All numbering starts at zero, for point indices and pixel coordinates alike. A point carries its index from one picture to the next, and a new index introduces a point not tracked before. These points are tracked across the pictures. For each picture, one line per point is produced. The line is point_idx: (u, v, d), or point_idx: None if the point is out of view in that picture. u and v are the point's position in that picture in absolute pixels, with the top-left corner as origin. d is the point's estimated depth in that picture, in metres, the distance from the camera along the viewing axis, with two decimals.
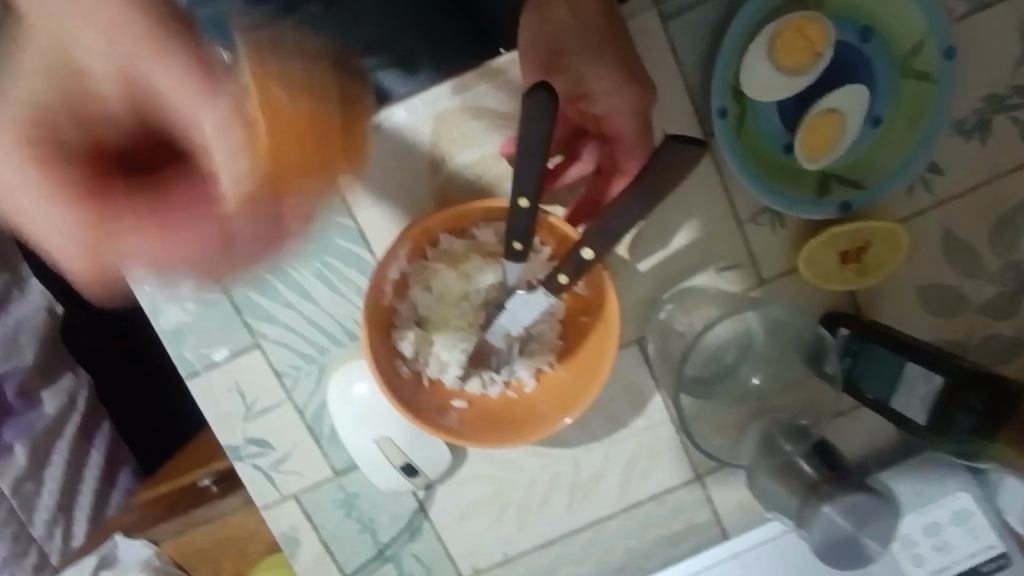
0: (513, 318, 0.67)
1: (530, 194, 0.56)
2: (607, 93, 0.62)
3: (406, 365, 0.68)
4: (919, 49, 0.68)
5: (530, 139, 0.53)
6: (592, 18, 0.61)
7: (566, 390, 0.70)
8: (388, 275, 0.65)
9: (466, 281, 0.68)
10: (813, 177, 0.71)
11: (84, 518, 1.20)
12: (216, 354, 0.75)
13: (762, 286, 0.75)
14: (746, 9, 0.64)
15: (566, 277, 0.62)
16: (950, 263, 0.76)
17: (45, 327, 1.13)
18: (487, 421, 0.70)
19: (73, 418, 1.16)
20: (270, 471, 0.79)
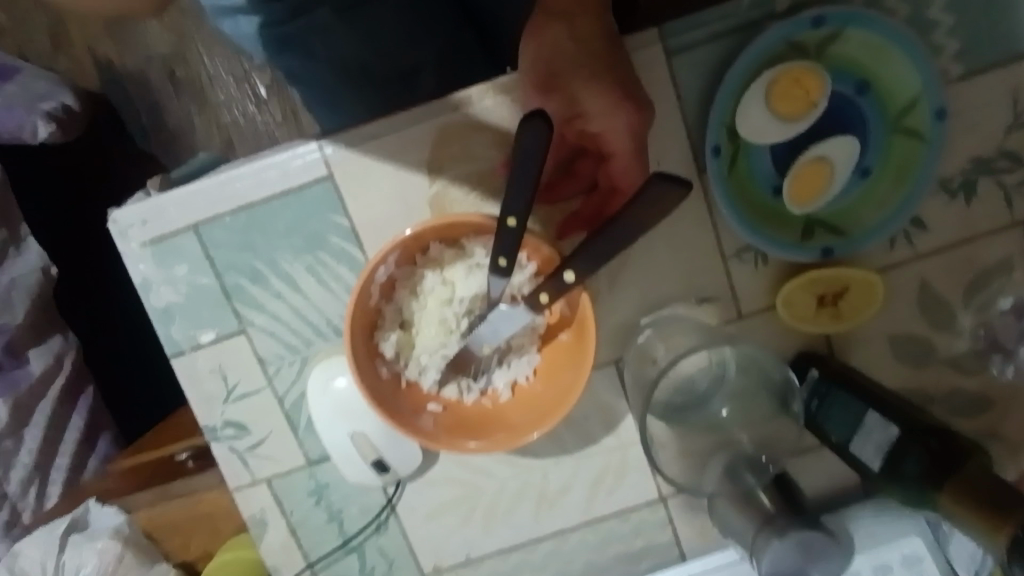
0: (493, 331, 0.68)
1: (518, 215, 0.58)
2: (604, 115, 0.63)
3: (386, 365, 0.70)
4: (912, 108, 0.70)
5: (524, 163, 0.55)
6: (594, 44, 0.63)
7: (539, 405, 0.72)
8: (375, 278, 0.67)
9: (452, 289, 0.70)
10: (799, 222, 0.73)
11: (60, 478, 1.19)
12: (203, 336, 0.77)
13: (740, 320, 0.77)
14: (746, 55, 0.67)
15: (547, 295, 0.63)
16: (923, 316, 0.78)
17: (40, 287, 1.15)
18: (459, 426, 0.71)
19: (58, 378, 1.17)
20: (245, 454, 0.81)
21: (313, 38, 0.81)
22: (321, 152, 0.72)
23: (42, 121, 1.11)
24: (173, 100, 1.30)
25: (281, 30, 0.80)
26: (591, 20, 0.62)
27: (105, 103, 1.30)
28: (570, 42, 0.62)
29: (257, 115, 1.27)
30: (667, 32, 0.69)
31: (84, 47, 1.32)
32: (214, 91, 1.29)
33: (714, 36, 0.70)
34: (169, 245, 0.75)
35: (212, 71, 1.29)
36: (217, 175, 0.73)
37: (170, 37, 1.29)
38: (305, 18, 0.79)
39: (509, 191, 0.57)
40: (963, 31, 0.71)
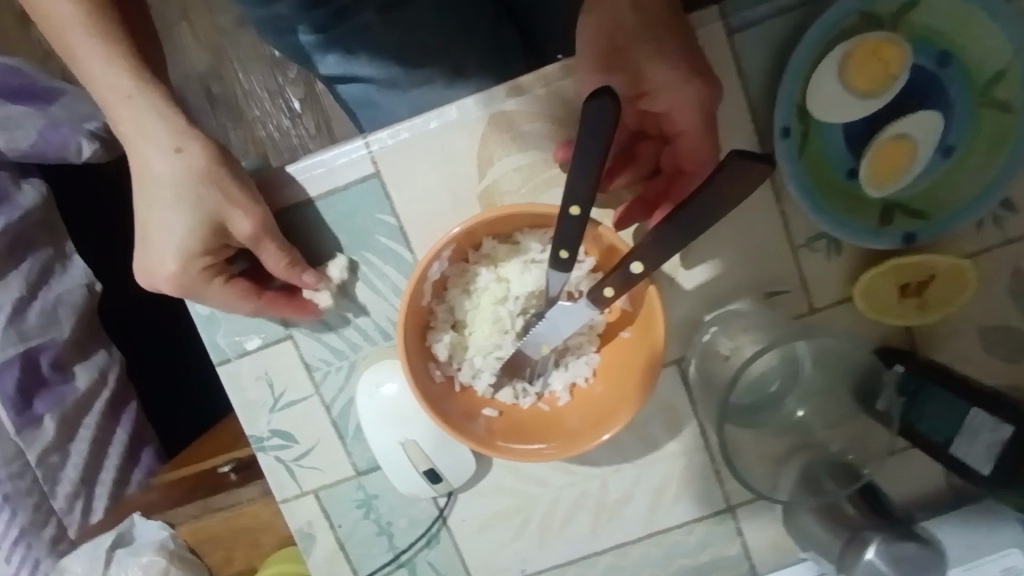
0: (551, 329, 0.65)
1: (581, 202, 0.55)
2: (671, 90, 0.60)
3: (438, 368, 0.67)
4: (1002, 79, 0.65)
5: (588, 147, 0.52)
6: (658, 17, 0.60)
7: (600, 407, 0.67)
8: (427, 276, 0.64)
9: (506, 286, 0.66)
10: (877, 206, 0.68)
11: (105, 493, 1.16)
12: (249, 342, 0.75)
13: (813, 314, 0.72)
14: (819, 25, 0.62)
15: (612, 290, 0.59)
16: (1018, 306, 0.71)
17: (85, 304, 1.15)
18: (518, 431, 0.67)
19: (103, 393, 1.16)
20: (292, 465, 0.78)
21: (345, 41, 0.85)
22: (367, 148, 0.70)
23: (87, 140, 1.12)
24: (209, 118, 1.29)
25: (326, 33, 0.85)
26: None
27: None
28: (632, 16, 0.59)
29: (291, 129, 1.27)
30: (728, 10, 0.66)
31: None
32: (250, 107, 1.28)
33: (781, 10, 0.65)
34: None
35: (247, 86, 1.28)
36: (256, 176, 0.70)
37: (206, 55, 1.28)
38: (347, 23, 0.84)
39: (569, 175, 0.54)
40: None
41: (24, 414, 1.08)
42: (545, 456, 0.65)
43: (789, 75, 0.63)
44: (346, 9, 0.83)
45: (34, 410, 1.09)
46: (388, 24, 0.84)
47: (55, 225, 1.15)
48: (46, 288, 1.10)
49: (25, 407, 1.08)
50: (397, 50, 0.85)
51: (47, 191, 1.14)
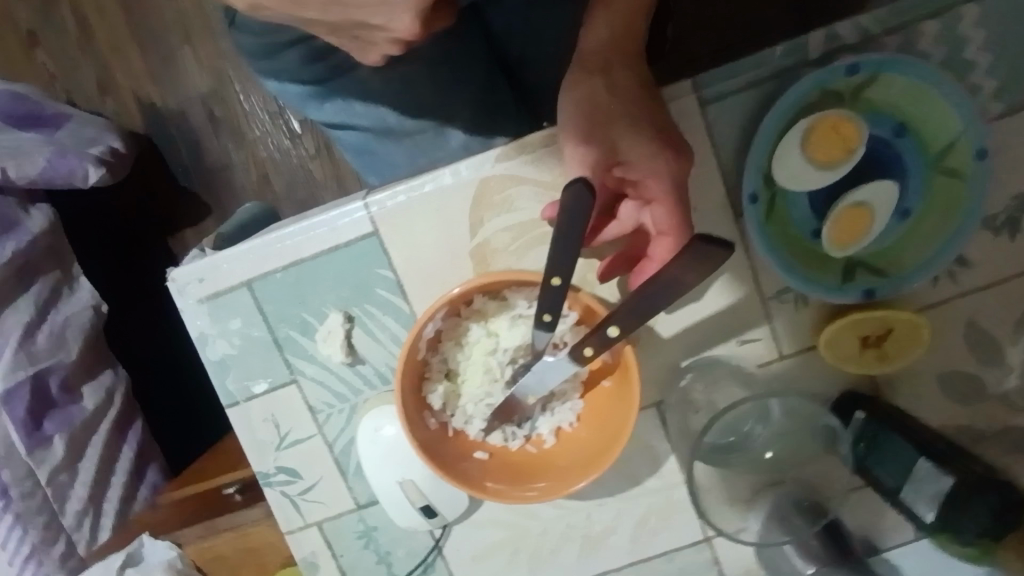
0: (538, 381, 0.69)
1: (562, 273, 0.59)
2: (644, 159, 0.66)
3: (433, 416, 0.72)
4: (952, 149, 0.70)
5: (568, 227, 0.57)
6: (632, 94, 0.67)
7: (585, 451, 0.73)
8: (423, 335, 0.69)
9: (496, 340, 0.72)
10: (840, 263, 0.73)
11: (112, 510, 1.20)
12: (256, 386, 0.80)
13: (782, 360, 0.77)
14: (781, 104, 0.68)
15: (591, 349, 0.64)
16: (970, 352, 0.77)
17: (91, 325, 1.21)
18: (508, 473, 0.73)
19: (110, 412, 1.22)
20: (297, 499, 0.83)
21: (338, 91, 0.94)
22: (367, 209, 0.75)
23: (93, 167, 1.20)
24: (212, 138, 1.38)
25: (322, 85, 0.94)
26: (623, 71, 0.67)
27: (150, 145, 1.40)
28: (608, 93, 0.66)
29: (291, 149, 1.36)
30: (701, 83, 0.71)
31: (129, 90, 1.38)
32: (250, 127, 1.36)
33: (749, 84, 0.71)
34: (224, 301, 0.78)
35: (247, 108, 1.36)
36: (267, 237, 0.76)
37: (207, 77, 1.35)
38: (342, 75, 0.93)
39: (552, 250, 0.58)
40: (1002, 69, 0.71)
41: (33, 435, 1.12)
42: (533, 500, 0.70)
43: (756, 147, 0.69)
44: (339, 64, 0.93)
45: (43, 431, 1.13)
46: (381, 78, 0.93)
47: (62, 249, 1.22)
48: (54, 311, 1.17)
49: (34, 428, 1.12)
50: (389, 100, 0.93)
51: (55, 216, 1.22)
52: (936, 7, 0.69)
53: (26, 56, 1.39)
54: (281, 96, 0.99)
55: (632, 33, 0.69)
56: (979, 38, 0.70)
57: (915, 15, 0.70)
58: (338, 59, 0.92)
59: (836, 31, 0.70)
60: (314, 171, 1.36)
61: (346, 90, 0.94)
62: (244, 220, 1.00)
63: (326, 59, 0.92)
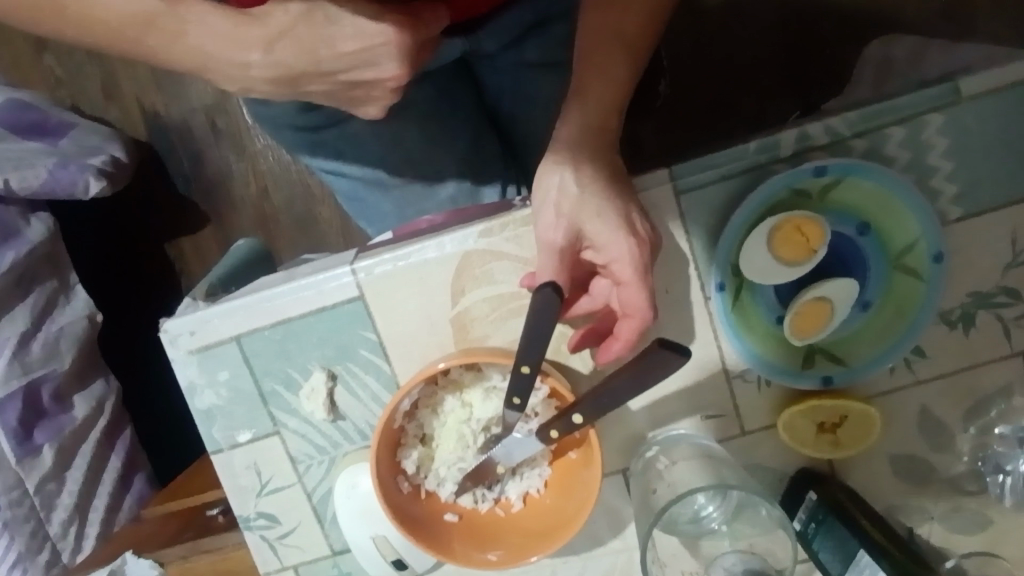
0: (505, 454, 0.73)
1: (532, 362, 0.64)
2: (608, 244, 0.67)
3: (406, 480, 0.76)
4: (911, 250, 0.74)
5: (538, 323, 0.61)
6: (599, 181, 0.68)
7: (550, 518, 0.76)
8: (398, 409, 0.73)
9: (470, 410, 0.75)
10: (801, 350, 0.77)
11: (97, 519, 1.23)
12: (241, 435, 0.84)
13: (743, 436, 0.81)
14: (750, 201, 0.72)
15: (557, 431, 0.69)
16: (922, 437, 0.81)
17: (84, 334, 1.25)
18: (476, 537, 0.76)
19: (99, 421, 1.26)
20: (275, 542, 0.87)
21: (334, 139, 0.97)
22: (353, 274, 0.79)
23: (95, 179, 1.25)
24: (212, 149, 1.42)
25: (316, 133, 0.97)
26: (594, 159, 0.69)
27: (152, 153, 1.43)
28: (576, 181, 0.68)
29: (291, 162, 1.41)
30: (677, 174, 0.75)
31: (133, 99, 1.42)
32: (252, 140, 1.41)
33: (723, 177, 0.75)
34: (213, 353, 0.81)
35: (250, 120, 1.40)
36: (256, 295, 0.80)
37: (212, 90, 1.39)
38: (338, 126, 0.96)
39: (522, 345, 0.62)
40: (962, 175, 0.75)
41: (24, 444, 1.14)
42: (496, 565, 0.74)
43: (724, 240, 0.73)
44: (334, 114, 0.95)
45: (34, 441, 1.15)
46: (375, 131, 0.96)
47: (59, 259, 1.25)
48: (49, 322, 1.20)
49: (25, 437, 1.15)
50: (385, 151, 0.97)
51: (53, 224, 1.25)
52: (902, 114, 0.73)
53: (34, 60, 1.42)
54: (276, 138, 1.02)
55: (606, 117, 0.71)
56: (942, 145, 0.74)
57: (882, 120, 0.73)
58: (335, 111, 0.95)
59: (807, 131, 0.74)
60: (312, 184, 1.40)
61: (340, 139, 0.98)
62: (231, 263, 1.03)
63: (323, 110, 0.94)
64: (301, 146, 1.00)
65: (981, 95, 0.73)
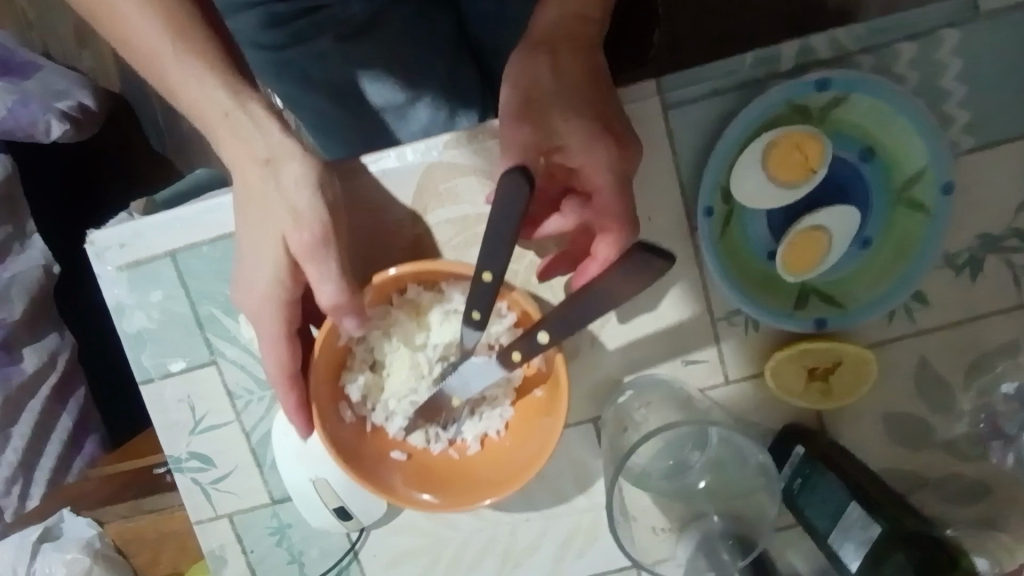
0: (463, 384, 0.66)
1: (494, 270, 0.56)
2: (584, 149, 0.61)
3: (350, 409, 0.68)
4: (917, 180, 0.68)
5: (501, 219, 0.54)
6: (576, 80, 0.61)
7: (508, 460, 0.69)
8: (340, 328, 0.65)
9: (426, 335, 0.68)
10: (792, 290, 0.70)
11: (43, 479, 1.05)
12: (173, 365, 0.75)
13: (727, 386, 0.74)
14: (744, 115, 0.65)
15: (520, 355, 0.61)
16: (920, 395, 0.74)
17: (39, 286, 1.01)
18: (425, 479, 0.69)
19: (47, 381, 1.02)
20: (208, 487, 0.78)
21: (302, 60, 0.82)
22: None
23: (58, 120, 1.05)
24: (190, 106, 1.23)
25: (280, 54, 0.81)
26: (571, 53, 0.62)
27: (124, 105, 1.23)
28: (549, 76, 0.61)
29: None
30: (665, 86, 0.67)
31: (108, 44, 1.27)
32: None
33: (715, 92, 0.68)
34: (145, 270, 0.73)
35: None
36: (195, 205, 0.72)
37: None
38: (306, 45, 0.81)
39: (483, 243, 0.55)
40: (976, 102, 0.68)
41: None
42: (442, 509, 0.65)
43: (714, 158, 0.66)
44: (303, 31, 0.80)
45: None
46: (346, 53, 0.82)
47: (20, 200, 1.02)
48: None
49: None
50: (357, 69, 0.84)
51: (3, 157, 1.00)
52: (914, 29, 0.66)
53: None
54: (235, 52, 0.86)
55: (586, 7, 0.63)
56: (955, 67, 0.67)
57: (891, 36, 0.67)
58: (304, 26, 0.80)
59: (810, 44, 0.67)
60: None
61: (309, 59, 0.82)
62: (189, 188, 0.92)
63: (288, 24, 0.79)
64: (265, 71, 0.84)
65: (1001, 11, 0.66)
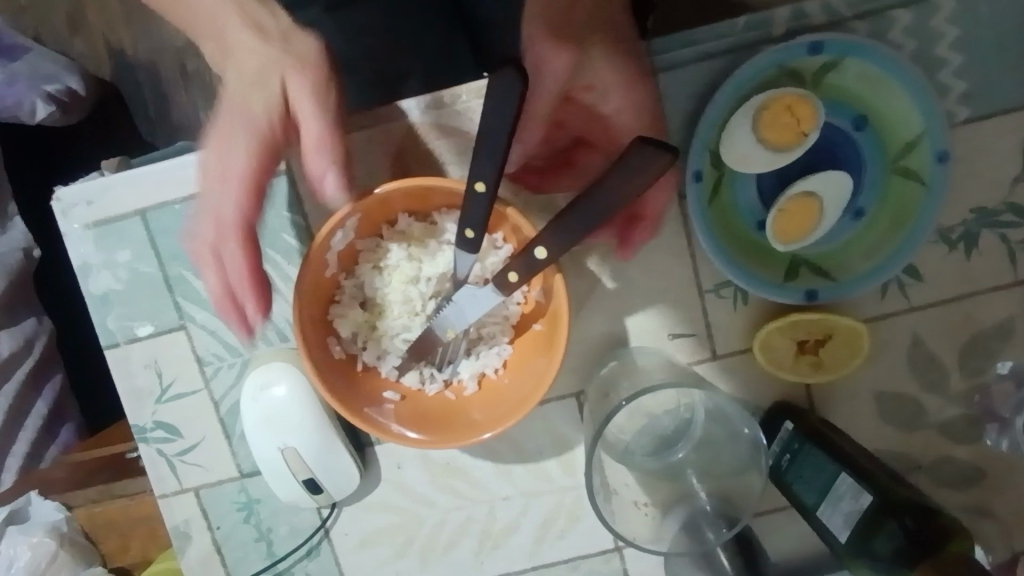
0: (458, 315, 0.63)
1: (487, 181, 0.54)
2: (628, 88, 0.61)
3: (339, 345, 0.66)
4: (912, 149, 0.66)
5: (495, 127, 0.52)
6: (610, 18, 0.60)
7: (505, 399, 0.66)
8: (330, 249, 0.62)
9: (418, 267, 0.64)
10: (783, 260, 0.68)
11: (15, 466, 1.00)
12: (140, 329, 0.72)
13: (715, 361, 0.71)
14: (736, 76, 0.63)
15: (517, 276, 0.58)
16: (913, 374, 0.72)
17: (20, 269, 0.99)
18: (417, 419, 0.66)
19: (25, 364, 0.99)
20: (174, 459, 0.75)
21: None
22: None
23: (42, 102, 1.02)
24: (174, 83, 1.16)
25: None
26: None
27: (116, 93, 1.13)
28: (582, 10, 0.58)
29: None
30: (655, 48, 0.65)
31: (100, 34, 1.11)
32: None
33: (707, 54, 0.66)
34: (113, 229, 0.70)
35: None
36: (167, 161, 0.69)
37: None
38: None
39: (476, 152, 0.53)
40: (972, 72, 0.66)
41: None
42: (437, 446, 0.63)
43: (703, 121, 0.64)
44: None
45: None
46: (335, 25, 0.73)
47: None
48: None
49: None
50: None
51: None
52: None
53: None
54: None
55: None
56: (951, 36, 0.66)
57: (885, 2, 0.65)
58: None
59: (803, 9, 0.65)
60: None
61: None
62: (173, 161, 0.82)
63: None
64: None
65: None
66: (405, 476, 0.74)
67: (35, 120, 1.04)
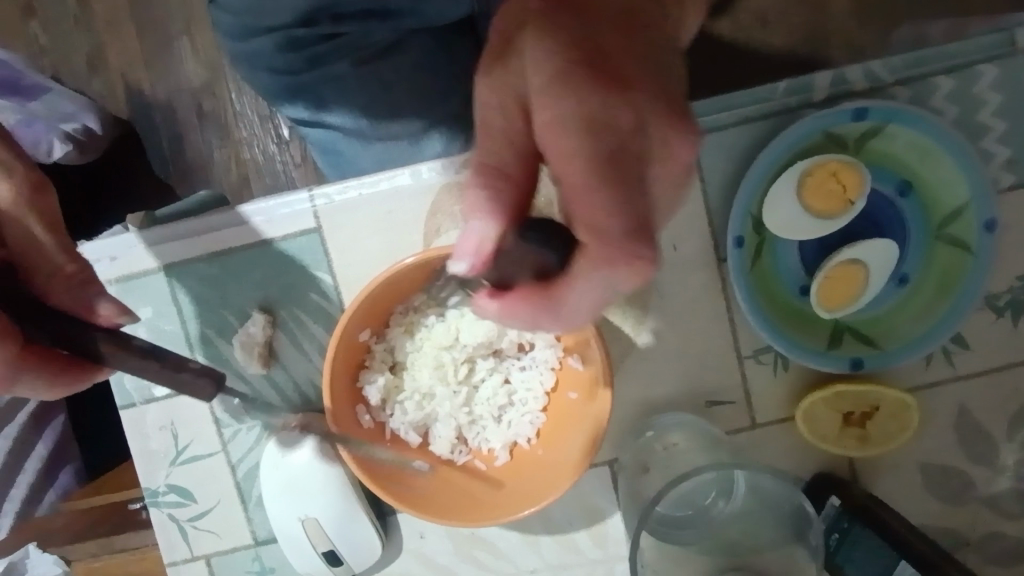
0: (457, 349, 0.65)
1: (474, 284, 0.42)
2: (548, 96, 0.35)
3: (367, 413, 0.64)
4: (958, 216, 0.64)
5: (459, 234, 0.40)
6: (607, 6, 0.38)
7: (538, 473, 0.63)
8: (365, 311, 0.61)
9: (454, 333, 0.64)
10: (825, 328, 0.66)
11: (11, 511, 0.88)
12: (157, 388, 0.70)
13: (754, 430, 0.68)
14: (777, 143, 0.62)
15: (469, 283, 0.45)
16: (960, 445, 0.69)
17: None
18: (446, 491, 0.63)
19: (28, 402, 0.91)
20: (186, 525, 0.71)
21: (322, 86, 0.79)
22: (311, 202, 0.67)
23: (60, 141, 0.99)
24: (196, 131, 1.16)
25: (297, 78, 0.79)
26: None
27: (131, 133, 1.17)
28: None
29: (277, 156, 1.15)
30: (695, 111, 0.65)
31: (119, 71, 1.16)
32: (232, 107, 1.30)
33: (746, 118, 0.65)
34: (136, 286, 0.69)
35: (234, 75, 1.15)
36: (195, 217, 0.68)
37: None
38: (322, 69, 0.79)
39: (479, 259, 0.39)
40: (1016, 138, 0.65)
41: None
42: (469, 521, 0.60)
43: (746, 185, 0.63)
44: (322, 56, 0.78)
45: None
46: (363, 80, 0.80)
47: None
48: None
49: None
50: (370, 99, 0.80)
51: None
52: (950, 63, 0.64)
53: None
54: (254, 84, 0.84)
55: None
56: (994, 102, 0.65)
57: (928, 67, 0.65)
58: (323, 50, 0.78)
59: (844, 74, 0.64)
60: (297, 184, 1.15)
61: (326, 85, 0.80)
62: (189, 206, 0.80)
63: (307, 49, 0.78)
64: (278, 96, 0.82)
65: None
66: (427, 546, 0.70)
67: (50, 160, 0.99)
